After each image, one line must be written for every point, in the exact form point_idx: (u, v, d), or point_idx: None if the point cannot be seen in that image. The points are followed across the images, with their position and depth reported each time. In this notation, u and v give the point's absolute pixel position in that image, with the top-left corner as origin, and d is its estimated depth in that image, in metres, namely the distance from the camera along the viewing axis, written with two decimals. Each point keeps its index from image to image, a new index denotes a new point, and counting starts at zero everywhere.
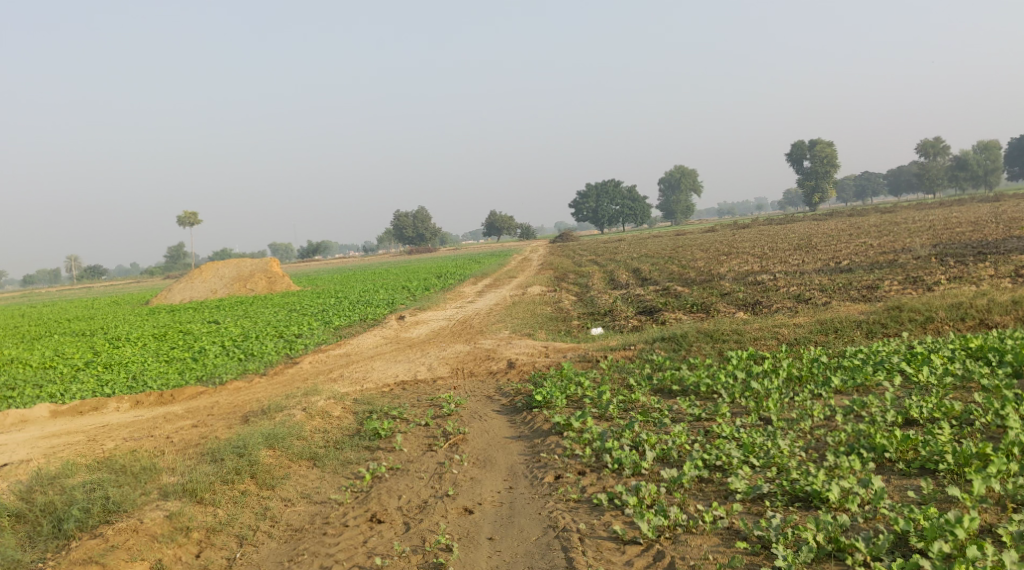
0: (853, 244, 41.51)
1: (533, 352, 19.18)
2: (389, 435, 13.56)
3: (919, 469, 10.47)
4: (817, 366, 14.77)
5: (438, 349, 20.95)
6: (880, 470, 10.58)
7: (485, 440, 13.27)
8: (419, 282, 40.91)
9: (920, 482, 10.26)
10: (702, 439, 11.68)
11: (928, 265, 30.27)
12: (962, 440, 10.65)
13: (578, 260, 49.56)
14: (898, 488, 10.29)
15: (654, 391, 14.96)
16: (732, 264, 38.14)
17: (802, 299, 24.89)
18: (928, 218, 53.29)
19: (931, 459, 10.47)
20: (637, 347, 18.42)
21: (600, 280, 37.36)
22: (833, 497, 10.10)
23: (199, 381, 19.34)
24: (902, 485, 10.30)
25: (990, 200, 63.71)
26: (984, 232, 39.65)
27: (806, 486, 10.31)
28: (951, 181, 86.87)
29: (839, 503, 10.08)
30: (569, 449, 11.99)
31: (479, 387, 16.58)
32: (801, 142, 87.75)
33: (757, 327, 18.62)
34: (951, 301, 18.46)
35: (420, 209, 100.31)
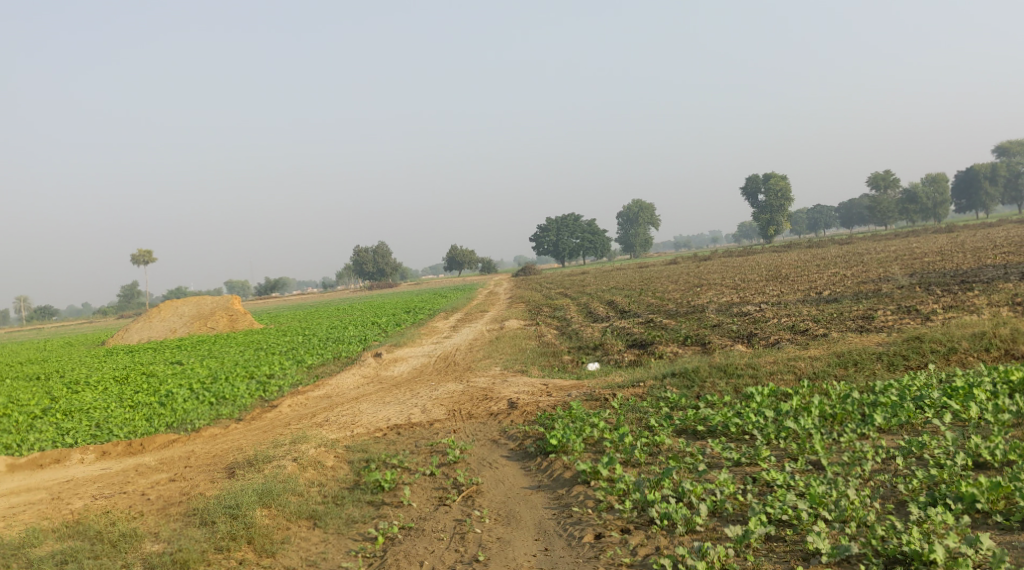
0: (826, 275, 40.68)
1: (533, 390, 17.83)
2: (394, 487, 12.21)
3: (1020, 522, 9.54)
4: (851, 402, 13.64)
5: (428, 387, 19.50)
6: (975, 525, 9.61)
7: (502, 492, 12.02)
8: (388, 317, 39.39)
9: None
10: (754, 489, 10.57)
11: (917, 294, 29.53)
12: None
13: (546, 294, 48.35)
14: (1007, 547, 9.34)
15: (677, 433, 13.73)
16: (710, 295, 37.25)
17: (798, 331, 23.76)
18: (892, 248, 52.82)
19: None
20: (647, 384, 17.16)
21: (577, 313, 36.19)
22: (939, 559, 9.16)
23: (169, 429, 17.77)
24: (1009, 542, 9.37)
25: (949, 229, 63.88)
26: (957, 261, 39.16)
27: (902, 547, 9.34)
28: (902, 214, 87.59)
29: (946, 566, 9.16)
30: (605, 503, 10.82)
31: (481, 430, 15.27)
32: (755, 175, 87.66)
33: (772, 361, 17.54)
34: (972, 330, 17.51)
35: (382, 244, 98.52)
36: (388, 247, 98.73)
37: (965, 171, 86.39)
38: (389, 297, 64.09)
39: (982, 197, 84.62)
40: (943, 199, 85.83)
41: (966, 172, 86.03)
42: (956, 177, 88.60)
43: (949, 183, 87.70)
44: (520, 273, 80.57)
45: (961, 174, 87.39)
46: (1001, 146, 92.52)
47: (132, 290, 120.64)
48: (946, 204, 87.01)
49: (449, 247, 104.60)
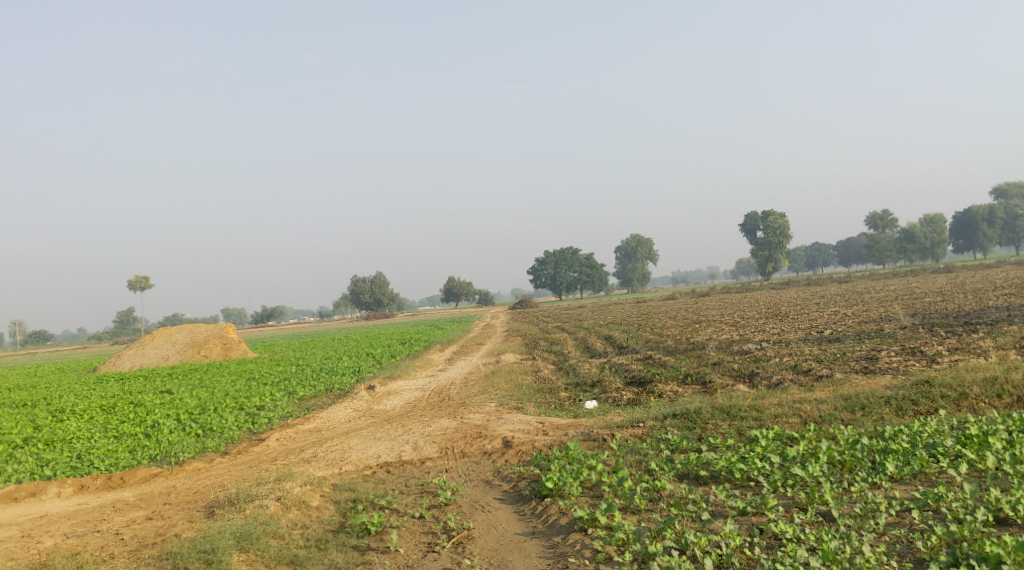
0: (826, 313, 40.08)
1: (528, 429, 17.21)
2: (380, 531, 11.77)
3: None
4: (861, 448, 13.09)
5: (421, 423, 18.85)
6: None
7: (494, 538, 11.57)
8: (382, 348, 38.71)
9: None
10: (761, 542, 10.25)
11: (921, 335, 28.95)
12: None
13: (543, 327, 47.73)
14: None
15: (679, 477, 13.14)
16: (710, 332, 36.65)
17: (801, 371, 23.16)
18: (890, 288, 52.27)
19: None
20: (647, 424, 16.51)
21: (575, 348, 35.57)
22: None
23: (152, 461, 17.16)
24: None
25: (947, 270, 63.49)
26: (958, 302, 38.58)
27: None
28: (900, 253, 87.16)
29: None
30: (603, 554, 10.57)
31: (473, 470, 14.68)
32: (754, 212, 87.29)
33: (776, 402, 16.96)
34: (983, 375, 16.93)
35: (379, 275, 97.98)
36: (385, 278, 98.10)
37: (963, 212, 86.11)
38: (385, 327, 63.42)
39: (980, 239, 84.21)
40: (940, 238, 85.46)
41: (964, 213, 85.80)
42: (954, 217, 88.27)
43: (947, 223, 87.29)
44: (517, 306, 80.05)
45: (959, 215, 87.08)
46: (999, 189, 92.41)
47: (128, 316, 119.85)
48: (944, 244, 86.65)
49: (447, 278, 104.02)
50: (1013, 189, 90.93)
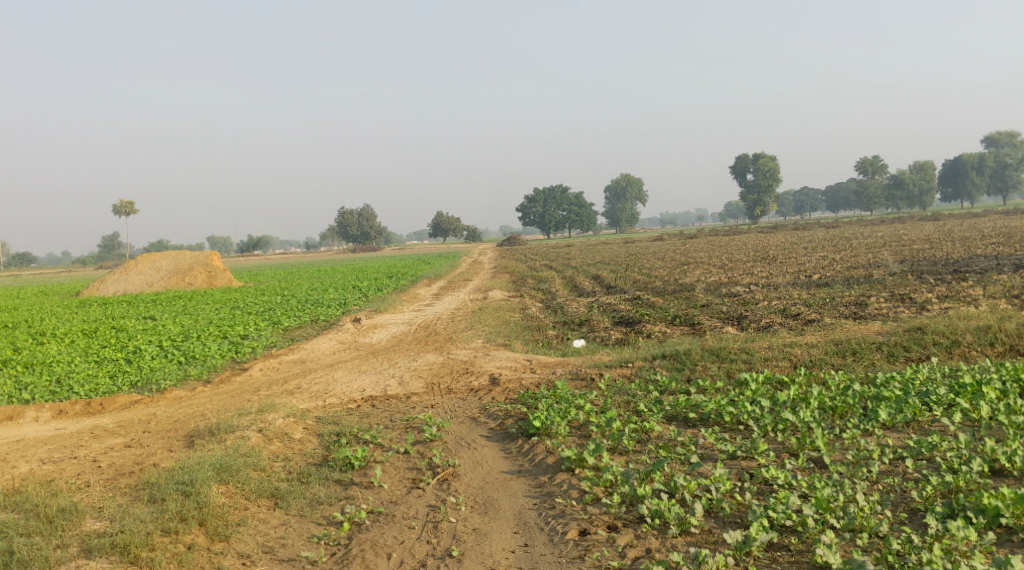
0: (814, 258, 39.86)
1: (516, 366, 17.01)
2: (364, 466, 11.58)
3: None
4: (852, 394, 12.94)
5: (407, 357, 18.59)
6: (998, 542, 9.07)
7: (480, 476, 11.38)
8: (369, 281, 38.37)
9: None
10: (752, 487, 10.10)
11: (909, 282, 28.81)
12: None
13: (531, 265, 47.39)
14: None
15: (668, 419, 12.93)
16: (698, 274, 36.44)
17: (790, 315, 22.94)
18: (878, 234, 52.05)
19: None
20: (636, 365, 16.29)
21: (562, 286, 35.30)
22: None
23: (133, 388, 16.87)
24: None
25: (935, 218, 63.26)
26: (947, 250, 38.46)
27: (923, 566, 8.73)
28: (887, 200, 86.92)
29: None
30: (590, 495, 10.41)
31: (460, 406, 14.46)
32: (744, 155, 86.65)
33: (767, 346, 16.78)
34: (976, 324, 16.75)
35: (366, 206, 97.17)
36: (372, 210, 97.30)
37: (953, 159, 85.64)
38: (371, 261, 62.91)
39: (969, 187, 83.96)
40: (928, 186, 85.13)
41: (955, 162, 85.38)
42: (944, 165, 87.86)
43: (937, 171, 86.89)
44: (504, 243, 79.64)
45: (949, 162, 86.65)
46: (990, 138, 91.88)
47: (112, 241, 118.74)
48: (932, 192, 86.39)
49: (435, 213, 103.29)
50: (1003, 139, 90.31)
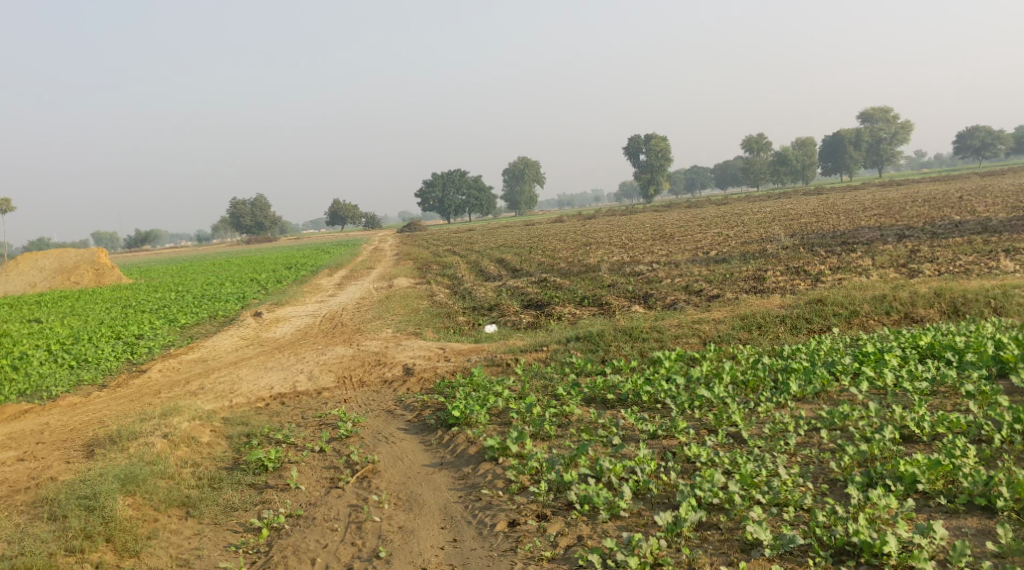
0: (710, 235, 40.56)
1: (428, 355, 16.74)
2: (278, 467, 11.22)
3: (966, 505, 9.18)
4: (762, 367, 13.12)
5: (314, 351, 18.11)
6: (918, 507, 9.28)
7: (401, 470, 11.13)
8: (268, 273, 37.42)
9: (977, 526, 8.96)
10: (677, 467, 10.15)
11: (802, 255, 29.54)
12: (999, 468, 9.44)
13: (434, 251, 46.95)
14: (958, 533, 8.93)
15: (586, 401, 12.88)
16: (600, 254, 36.66)
17: (694, 292, 23.19)
18: (767, 209, 53.30)
19: (979, 494, 9.17)
20: (550, 348, 16.22)
21: (466, 271, 35.07)
22: (892, 551, 8.65)
23: (22, 397, 15.97)
24: (957, 526, 8.98)
25: (818, 192, 65.23)
26: (834, 222, 39.63)
27: (851, 538, 8.84)
28: (772, 176, 89.22)
29: (900, 559, 8.66)
30: (517, 484, 10.28)
31: (374, 400, 14.13)
32: (637, 135, 87.63)
33: (676, 323, 16.91)
34: (872, 293, 17.17)
35: (259, 196, 94.92)
36: (266, 200, 95.10)
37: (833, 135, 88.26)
38: (268, 252, 61.44)
39: (847, 162, 86.78)
40: (810, 161, 87.66)
41: (833, 138, 88.07)
42: (824, 140, 90.55)
43: (817, 147, 89.53)
44: (404, 229, 78.88)
45: (828, 138, 89.34)
46: (865, 114, 94.99)
47: None
48: (813, 167, 89.01)
49: (332, 201, 101.62)
50: (877, 115, 93.55)
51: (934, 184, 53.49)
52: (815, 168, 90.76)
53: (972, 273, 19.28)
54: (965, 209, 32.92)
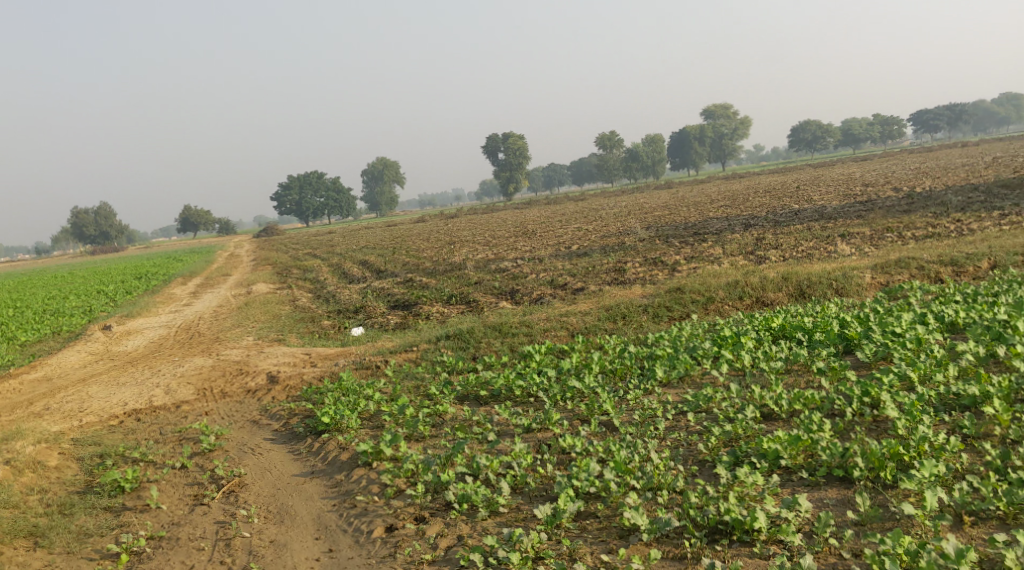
0: (570, 230, 41.23)
1: (293, 362, 16.37)
2: (136, 488, 10.77)
3: (826, 477, 9.63)
4: (629, 356, 13.41)
5: (171, 364, 17.45)
6: (782, 483, 9.68)
7: (271, 482, 10.86)
8: (117, 284, 35.85)
9: (838, 496, 9.41)
10: (553, 459, 10.27)
11: (659, 246, 30.37)
12: (853, 439, 9.94)
13: (293, 255, 45.97)
14: (821, 505, 9.36)
15: (459, 399, 12.88)
16: (464, 252, 36.74)
17: (557, 286, 23.47)
18: (621, 204, 54.57)
19: (838, 465, 9.63)
20: (420, 348, 16.13)
21: (329, 275, 34.52)
22: (761, 527, 8.98)
23: None
24: (820, 499, 9.41)
25: (668, 186, 67.28)
26: (687, 214, 40.92)
27: (722, 517, 9.14)
28: (625, 172, 91.45)
29: (769, 534, 9.00)
30: (393, 488, 10.18)
31: (238, 411, 13.73)
32: (495, 134, 88.15)
33: (543, 317, 17.11)
34: (727, 280, 17.80)
35: (104, 204, 90.79)
36: (111, 208, 91.06)
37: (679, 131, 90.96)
38: (115, 262, 58.82)
39: (693, 157, 89.74)
40: (659, 158, 90.33)
41: (680, 134, 90.88)
42: (671, 137, 93.26)
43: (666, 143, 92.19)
44: (261, 234, 76.96)
45: (675, 135, 92.03)
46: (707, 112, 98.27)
47: None
48: (662, 162, 91.64)
49: (184, 207, 98.24)
50: (720, 112, 97.02)
51: (776, 175, 55.97)
52: (664, 163, 93.38)
53: (815, 258, 20.25)
54: (805, 198, 34.55)
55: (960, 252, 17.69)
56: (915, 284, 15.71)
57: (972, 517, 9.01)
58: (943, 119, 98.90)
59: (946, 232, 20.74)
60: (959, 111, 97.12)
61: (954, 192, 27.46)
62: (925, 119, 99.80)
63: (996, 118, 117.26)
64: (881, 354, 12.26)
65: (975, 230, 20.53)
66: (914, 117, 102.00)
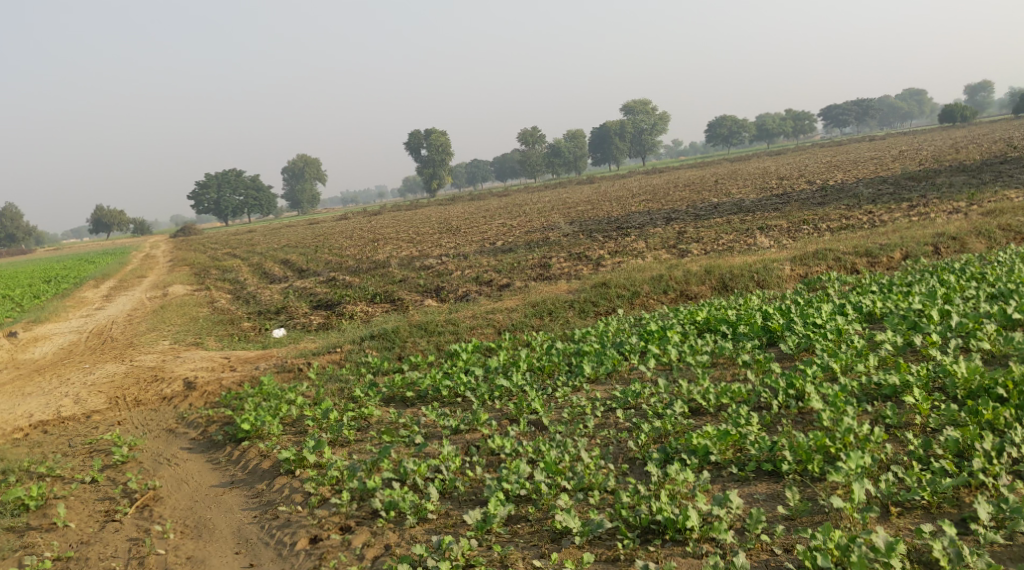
0: (494, 225, 41.13)
1: (212, 366, 15.89)
2: (42, 506, 10.31)
3: (755, 472, 9.66)
4: (556, 353, 13.33)
5: (81, 371, 16.80)
6: (712, 479, 9.69)
7: (188, 495, 10.49)
8: (25, 288, 34.54)
9: (767, 491, 9.45)
10: (482, 461, 10.11)
11: (583, 241, 30.44)
12: (781, 432, 9.99)
13: (212, 254, 44.96)
14: (751, 500, 9.38)
15: (385, 401, 12.63)
16: (387, 250, 36.35)
17: (483, 283, 23.29)
18: (543, 199, 54.65)
19: (766, 459, 9.68)
20: (344, 349, 15.81)
21: (249, 275, 33.80)
22: (693, 526, 8.96)
23: None
24: (750, 494, 9.44)
25: (590, 181, 67.68)
26: (609, 208, 41.17)
27: (654, 516, 9.10)
28: (547, 167, 91.78)
29: (701, 532, 8.98)
30: (317, 497, 9.91)
31: (153, 420, 13.25)
32: (416, 130, 87.53)
33: (469, 315, 16.93)
34: (651, 274, 17.84)
35: (10, 206, 87.61)
36: (18, 209, 87.93)
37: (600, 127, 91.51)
38: (24, 265, 56.78)
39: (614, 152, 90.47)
40: (581, 153, 90.88)
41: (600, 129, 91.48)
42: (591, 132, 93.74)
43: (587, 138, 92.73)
44: (177, 234, 75.15)
45: (596, 130, 92.45)
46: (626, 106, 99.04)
47: None
48: (584, 157, 92.14)
49: (96, 208, 95.40)
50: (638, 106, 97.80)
51: (696, 169, 56.71)
52: (586, 158, 93.92)
53: (735, 251, 20.47)
54: (724, 191, 34.98)
55: (875, 242, 18.04)
56: (833, 275, 15.94)
57: (898, 508, 9.13)
58: (852, 113, 101.43)
59: (861, 223, 21.16)
60: (867, 105, 99.66)
61: (867, 184, 28.10)
62: (835, 113, 102.25)
63: (901, 111, 120.78)
64: (804, 346, 12.37)
65: (888, 221, 21.00)
66: (825, 112, 104.40)
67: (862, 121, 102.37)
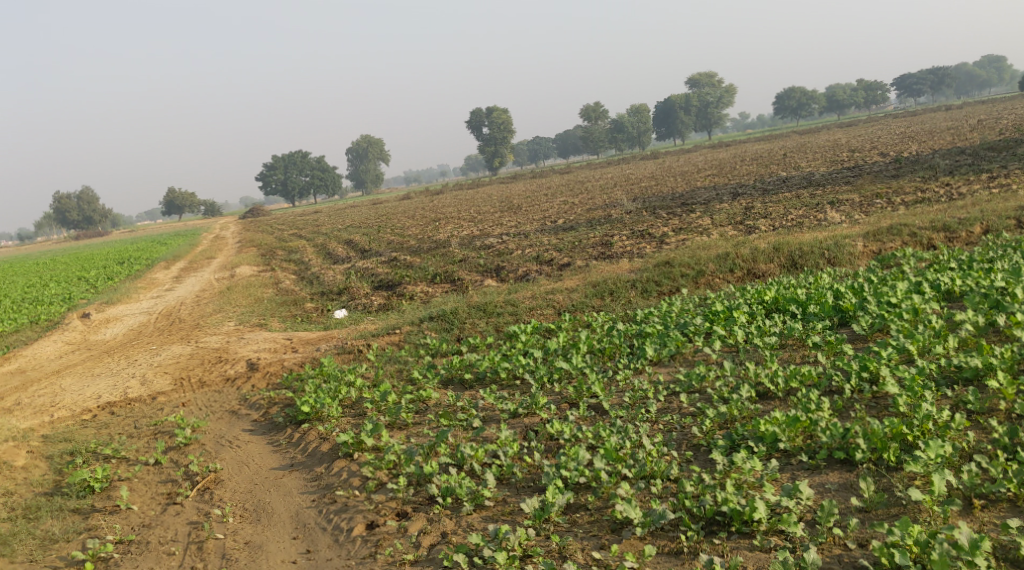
0: (556, 203, 40.74)
1: (274, 348, 15.88)
2: (106, 489, 10.37)
3: (826, 460, 9.26)
4: (617, 334, 12.99)
5: (148, 353, 16.95)
6: (781, 467, 9.31)
7: (248, 478, 10.44)
8: (98, 270, 35.21)
9: (840, 480, 9.04)
10: (540, 446, 9.88)
11: (646, 218, 29.89)
12: (853, 419, 9.56)
13: (278, 235, 45.35)
14: (822, 490, 8.99)
15: (443, 383, 12.44)
16: (449, 229, 36.21)
17: (544, 262, 22.98)
18: (606, 176, 54.01)
19: (838, 447, 9.26)
20: (403, 330, 15.67)
21: (313, 255, 33.95)
22: (761, 518, 8.61)
23: None
24: (821, 483, 9.04)
25: (654, 156, 66.75)
26: (673, 184, 40.48)
27: (719, 507, 8.77)
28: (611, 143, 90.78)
29: (769, 525, 8.63)
30: (374, 482, 9.78)
31: (216, 401, 13.27)
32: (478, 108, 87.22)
33: (529, 295, 16.65)
34: (716, 252, 17.35)
35: (86, 189, 89.68)
36: (94, 193, 89.94)
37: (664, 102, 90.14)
38: (98, 247, 58.04)
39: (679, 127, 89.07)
40: (645, 128, 89.57)
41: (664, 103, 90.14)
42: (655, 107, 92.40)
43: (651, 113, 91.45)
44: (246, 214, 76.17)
45: (660, 105, 90.97)
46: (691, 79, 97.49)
47: None
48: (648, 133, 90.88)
49: (167, 190, 97.14)
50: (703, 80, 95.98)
51: (763, 142, 55.50)
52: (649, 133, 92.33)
53: (804, 226, 19.83)
54: (792, 165, 34.06)
55: (952, 217, 17.29)
56: (908, 251, 15.29)
57: (982, 501, 8.66)
58: (925, 83, 98.36)
59: (936, 197, 20.34)
60: (942, 74, 96.55)
61: (941, 156, 27.06)
62: (907, 83, 99.25)
63: (977, 80, 116.86)
64: (877, 326, 11.84)
65: (965, 194, 20.14)
66: (896, 82, 101.43)
67: (936, 90, 99.25)
